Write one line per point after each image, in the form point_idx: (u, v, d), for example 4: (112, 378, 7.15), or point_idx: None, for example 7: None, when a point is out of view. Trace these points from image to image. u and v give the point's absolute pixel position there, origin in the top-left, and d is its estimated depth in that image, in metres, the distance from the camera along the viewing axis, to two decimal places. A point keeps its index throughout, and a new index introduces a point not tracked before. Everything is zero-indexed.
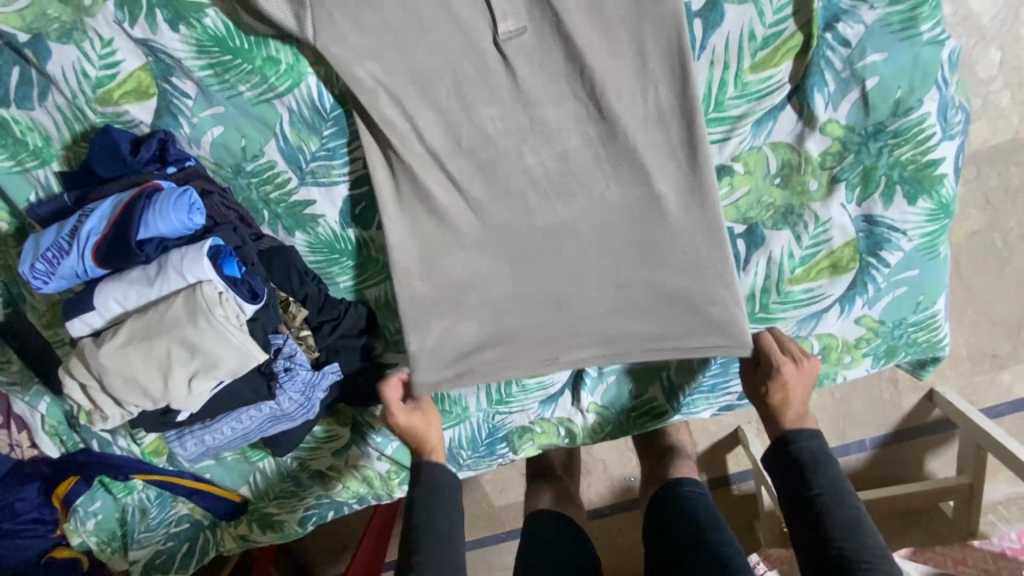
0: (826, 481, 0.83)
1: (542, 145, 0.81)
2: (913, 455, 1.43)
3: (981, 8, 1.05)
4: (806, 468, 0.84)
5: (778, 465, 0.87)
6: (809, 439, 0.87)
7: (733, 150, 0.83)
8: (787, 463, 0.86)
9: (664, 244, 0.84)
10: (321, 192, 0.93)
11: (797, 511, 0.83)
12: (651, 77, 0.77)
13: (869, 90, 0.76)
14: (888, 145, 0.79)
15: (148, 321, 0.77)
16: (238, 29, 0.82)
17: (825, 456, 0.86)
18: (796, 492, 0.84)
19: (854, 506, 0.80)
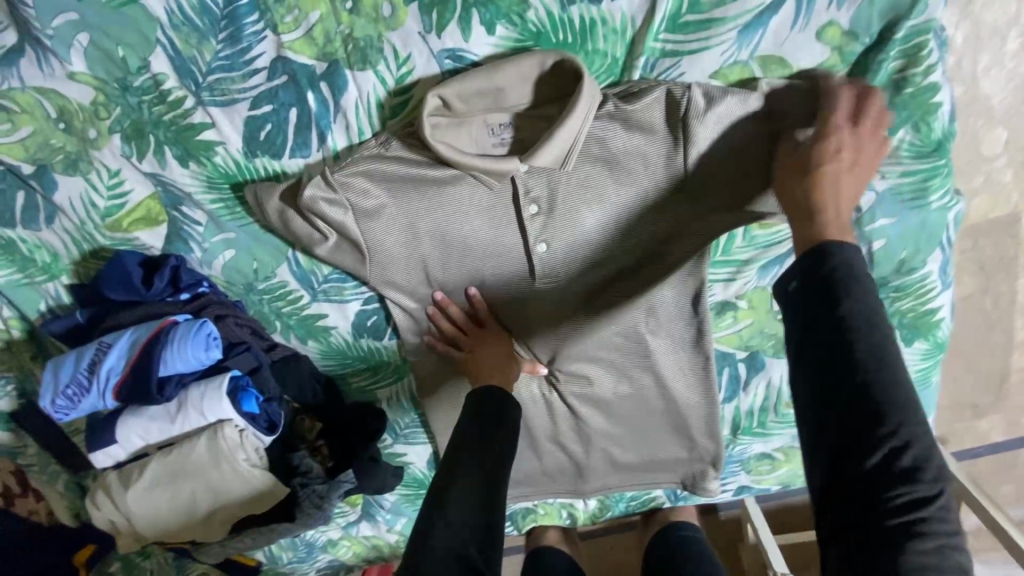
0: (872, 360, 0.49)
1: (565, 326, 0.89)
2: None
3: (992, 90, 0.90)
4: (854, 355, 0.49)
5: (810, 296, 0.52)
6: (861, 272, 0.52)
7: (738, 290, 0.86)
8: (815, 295, 0.52)
9: (663, 411, 0.96)
10: (333, 307, 0.94)
11: (830, 440, 0.50)
12: (664, 247, 0.81)
13: (875, 250, 0.79)
14: (889, 297, 0.83)
15: (173, 464, 0.83)
16: (249, 167, 0.81)
17: (893, 355, 0.50)
18: (836, 440, 0.49)
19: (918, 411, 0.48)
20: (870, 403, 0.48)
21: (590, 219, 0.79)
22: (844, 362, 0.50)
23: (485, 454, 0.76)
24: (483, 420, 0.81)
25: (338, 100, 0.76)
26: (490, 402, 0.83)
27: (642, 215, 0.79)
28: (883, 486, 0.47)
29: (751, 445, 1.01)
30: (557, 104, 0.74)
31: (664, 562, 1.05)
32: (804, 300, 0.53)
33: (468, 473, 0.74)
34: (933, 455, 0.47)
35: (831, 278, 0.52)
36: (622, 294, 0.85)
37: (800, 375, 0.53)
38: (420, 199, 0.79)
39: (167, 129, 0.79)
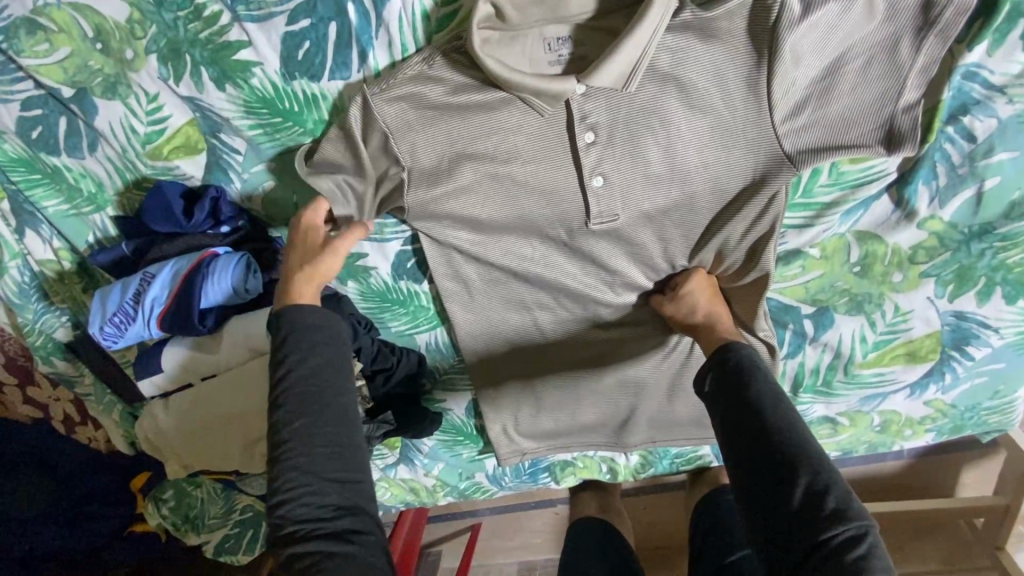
0: (785, 436, 0.68)
1: (618, 269, 0.83)
2: (948, 470, 1.33)
3: None
4: (760, 406, 0.70)
5: (721, 388, 0.75)
6: (749, 349, 0.76)
7: (813, 237, 0.76)
8: (729, 389, 0.73)
9: None
10: (373, 246, 0.91)
11: (752, 462, 0.68)
12: (735, 183, 0.73)
13: (986, 190, 0.69)
14: (992, 248, 0.73)
15: (217, 392, 0.84)
16: (287, 91, 0.76)
17: (797, 426, 0.69)
18: (756, 456, 0.68)
19: (824, 459, 0.66)
20: (792, 458, 0.66)
21: (654, 152, 0.71)
22: (763, 441, 0.68)
23: (346, 411, 0.68)
24: (315, 354, 0.69)
25: (379, 11, 0.69)
26: (309, 331, 0.70)
27: (712, 146, 0.70)
28: (820, 532, 0.62)
29: (814, 408, 0.92)
30: (622, 14, 0.67)
31: (706, 529, 1.00)
32: (721, 382, 0.75)
33: (315, 441, 0.65)
34: (851, 502, 0.63)
35: (729, 354, 0.76)
36: (682, 234, 0.78)
37: (728, 448, 0.71)
38: (464, 126, 0.72)
39: (203, 48, 0.75)
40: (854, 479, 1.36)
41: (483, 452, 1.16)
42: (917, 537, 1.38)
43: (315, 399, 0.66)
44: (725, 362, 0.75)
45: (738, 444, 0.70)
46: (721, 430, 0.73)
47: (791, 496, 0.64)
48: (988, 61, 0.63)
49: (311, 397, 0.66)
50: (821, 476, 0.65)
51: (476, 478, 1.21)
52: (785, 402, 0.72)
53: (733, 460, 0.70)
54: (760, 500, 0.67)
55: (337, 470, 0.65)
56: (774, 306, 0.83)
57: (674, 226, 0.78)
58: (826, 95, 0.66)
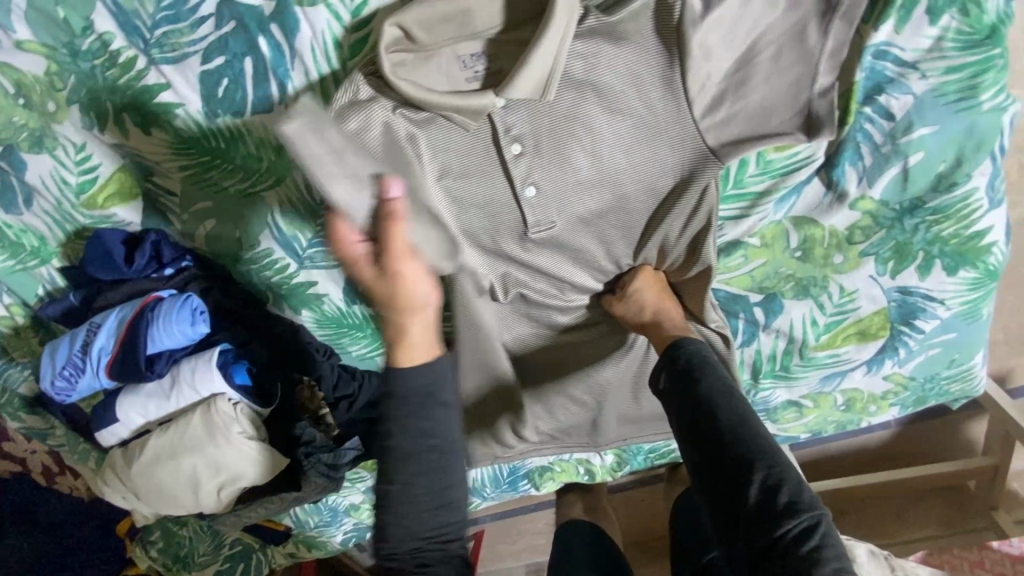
0: (737, 430, 0.68)
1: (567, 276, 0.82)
2: (936, 435, 1.36)
3: None
4: (712, 402, 0.71)
5: (675, 386, 0.75)
6: (696, 343, 0.77)
7: (750, 227, 0.77)
8: (682, 387, 0.73)
9: None
10: (322, 273, 0.90)
11: (709, 461, 0.68)
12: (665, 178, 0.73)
13: (911, 166, 0.68)
14: (925, 222, 0.72)
15: (169, 440, 0.80)
16: (211, 129, 0.76)
17: (748, 419, 0.69)
18: (712, 455, 0.68)
19: (777, 451, 0.67)
20: (746, 454, 0.66)
21: (583, 157, 0.71)
22: (716, 440, 0.68)
23: (432, 460, 0.60)
24: (431, 403, 0.60)
25: (291, 43, 0.69)
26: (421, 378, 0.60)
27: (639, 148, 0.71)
28: (777, 527, 0.63)
29: (775, 392, 0.92)
30: (532, 25, 0.67)
31: (684, 529, 1.00)
32: (674, 381, 0.75)
33: (417, 489, 0.60)
34: (804, 493, 0.64)
35: (677, 350, 0.76)
36: (622, 233, 0.78)
37: (686, 448, 0.71)
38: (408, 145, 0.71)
39: (123, 94, 0.75)
40: (845, 452, 1.40)
41: None
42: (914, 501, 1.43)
43: (426, 447, 0.60)
44: (676, 359, 0.76)
45: (695, 444, 0.70)
46: (677, 429, 0.73)
47: (747, 493, 0.65)
48: (897, 39, 0.63)
49: (409, 450, 0.60)
50: (774, 470, 0.65)
51: None
52: (736, 394, 0.72)
53: (691, 460, 0.71)
54: (719, 497, 0.67)
55: (412, 515, 0.61)
56: (722, 297, 0.84)
57: (614, 228, 0.78)
58: (742, 86, 0.66)
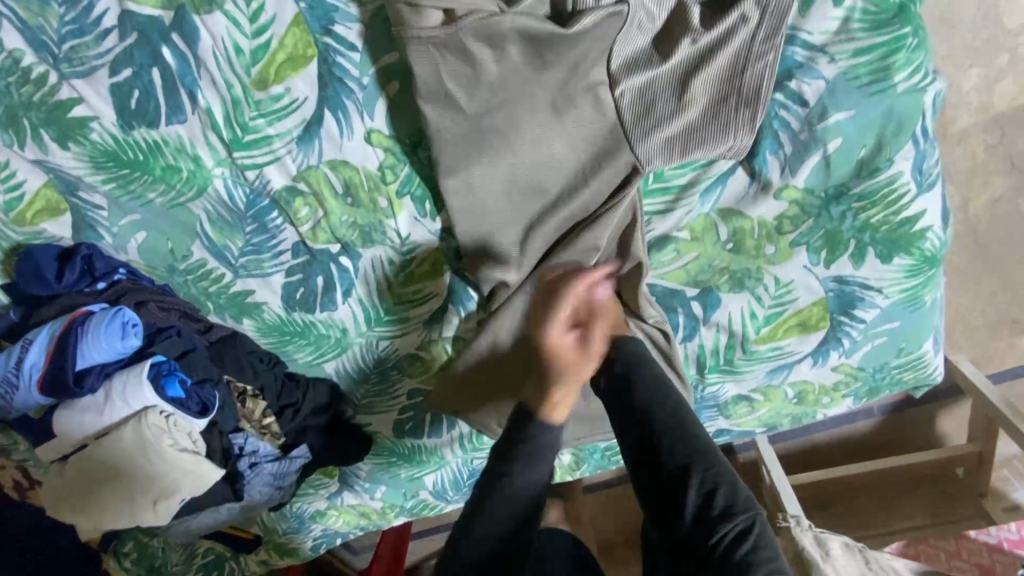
0: (674, 434, 0.67)
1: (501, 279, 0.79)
2: (922, 422, 1.33)
3: None
4: (648, 405, 0.69)
5: (612, 389, 0.73)
6: (633, 342, 0.75)
7: (678, 221, 0.74)
8: (619, 391, 0.72)
9: None
10: (257, 282, 0.89)
11: (647, 468, 0.67)
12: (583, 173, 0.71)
13: (831, 153, 0.66)
14: (851, 209, 0.70)
15: (103, 453, 0.81)
16: (128, 141, 0.75)
17: (685, 421, 0.67)
18: (649, 461, 0.67)
19: (714, 452, 0.65)
20: (682, 458, 0.65)
21: (496, 156, 0.69)
22: (653, 445, 0.67)
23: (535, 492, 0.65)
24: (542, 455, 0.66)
25: (196, 52, 0.69)
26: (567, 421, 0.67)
27: (545, 143, 0.69)
28: (713, 534, 0.61)
29: (722, 387, 0.90)
30: None
31: None
32: (612, 383, 0.73)
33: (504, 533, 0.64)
34: (739, 496, 0.63)
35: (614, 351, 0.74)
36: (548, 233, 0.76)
37: (626, 453, 0.70)
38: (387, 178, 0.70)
39: (39, 110, 0.74)
40: (831, 440, 1.37)
41: (418, 469, 1.14)
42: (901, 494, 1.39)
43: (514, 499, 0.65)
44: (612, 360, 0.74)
45: (633, 449, 0.68)
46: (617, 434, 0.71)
47: (684, 501, 0.63)
48: (802, 22, 0.63)
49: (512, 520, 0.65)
50: (710, 473, 0.64)
51: (421, 496, 1.19)
52: (674, 393, 0.71)
53: (631, 466, 0.69)
54: (659, 504, 0.66)
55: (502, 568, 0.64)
56: (659, 293, 0.81)
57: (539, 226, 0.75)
58: (647, 80, 0.66)
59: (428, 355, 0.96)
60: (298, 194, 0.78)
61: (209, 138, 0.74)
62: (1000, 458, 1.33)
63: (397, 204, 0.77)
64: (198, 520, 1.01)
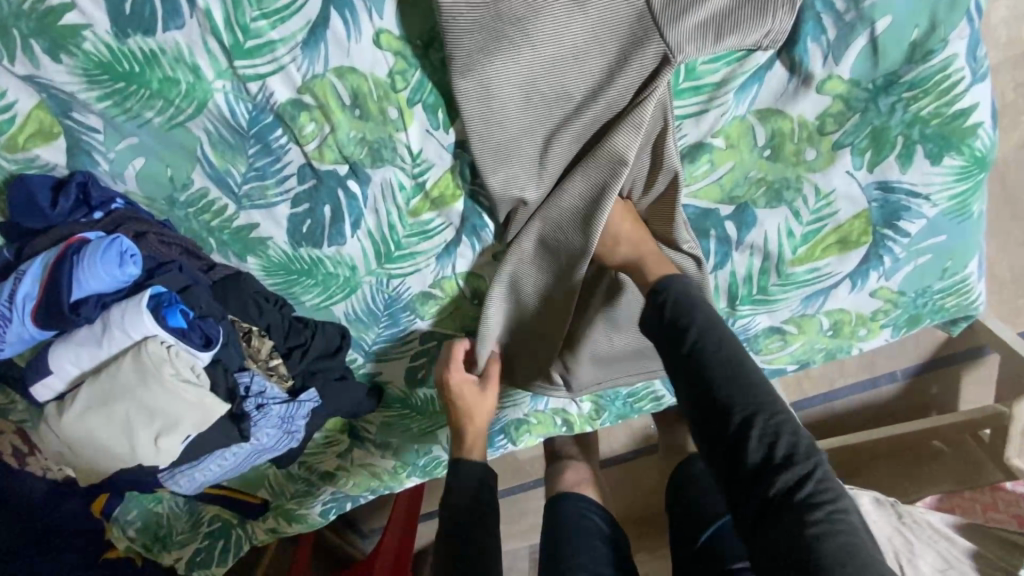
0: (730, 385, 0.61)
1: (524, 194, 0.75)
2: (947, 382, 1.26)
3: None
4: (701, 354, 0.64)
5: (663, 337, 0.68)
6: (684, 288, 0.70)
7: (712, 125, 0.69)
8: (669, 340, 0.67)
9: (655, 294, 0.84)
10: (262, 214, 0.85)
11: (702, 418, 0.63)
12: (610, 69, 0.67)
13: (879, 34, 0.62)
14: (902, 100, 0.65)
15: (102, 386, 0.77)
16: (123, 51, 0.71)
17: (740, 369, 0.62)
18: (704, 415, 0.62)
19: (774, 399, 0.60)
20: (739, 403, 0.60)
21: (515, 52, 0.65)
22: (706, 398, 0.62)
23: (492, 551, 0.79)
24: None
25: None
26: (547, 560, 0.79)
27: (563, 37, 0.64)
28: (774, 482, 0.57)
29: (753, 320, 0.85)
30: None
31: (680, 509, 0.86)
32: (661, 333, 0.69)
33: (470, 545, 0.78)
34: (801, 442, 0.58)
35: (664, 299, 0.70)
36: (573, 140, 0.72)
37: (680, 403, 0.66)
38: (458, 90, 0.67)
39: (28, 18, 0.69)
40: (853, 406, 1.30)
41: (432, 422, 1.10)
42: (924, 463, 1.32)
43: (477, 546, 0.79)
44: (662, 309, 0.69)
45: (687, 401, 0.64)
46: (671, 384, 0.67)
47: (742, 446, 0.59)
48: None
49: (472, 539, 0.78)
50: (770, 415, 0.59)
51: (435, 452, 1.15)
52: (730, 338, 0.66)
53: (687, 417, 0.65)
54: (714, 460, 0.62)
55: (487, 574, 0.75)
56: (691, 213, 0.76)
57: (563, 133, 0.71)
58: None
59: (442, 293, 0.91)
60: (304, 108, 0.73)
61: (210, 45, 0.70)
62: None
63: (408, 114, 0.73)
64: (202, 474, 0.94)
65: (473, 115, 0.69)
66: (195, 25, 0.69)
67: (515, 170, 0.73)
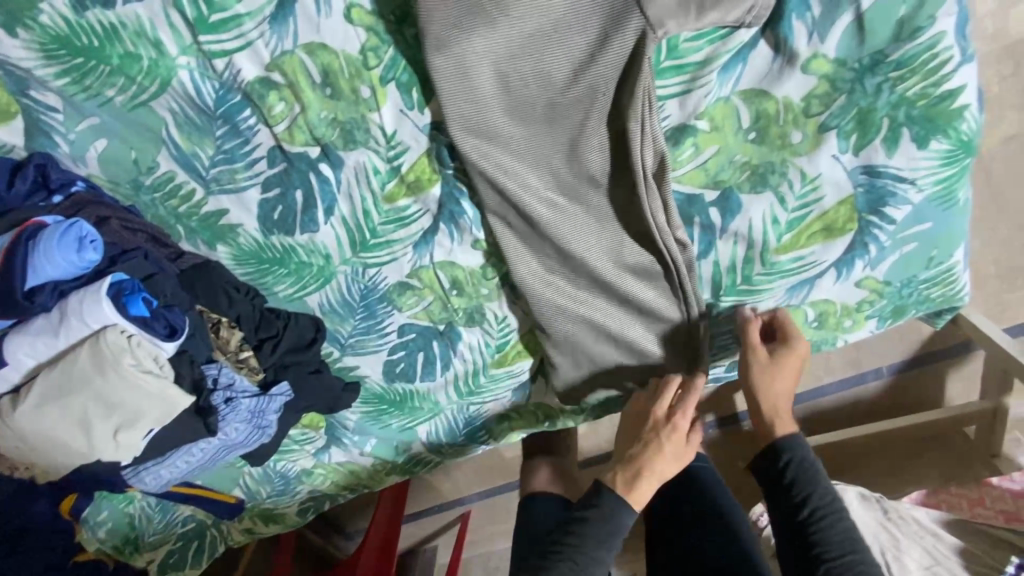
0: (820, 504, 0.80)
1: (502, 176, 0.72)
2: (933, 379, 1.25)
3: None
4: (797, 481, 0.82)
5: (769, 480, 0.85)
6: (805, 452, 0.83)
7: (697, 106, 0.68)
8: (771, 465, 0.84)
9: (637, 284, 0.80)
10: (231, 199, 0.81)
11: (786, 519, 0.82)
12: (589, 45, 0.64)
13: (864, 11, 0.60)
14: (888, 81, 0.63)
15: (57, 378, 0.72)
16: (82, 24, 0.67)
17: (827, 526, 0.79)
18: (791, 506, 0.81)
19: (854, 555, 0.77)
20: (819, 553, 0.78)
21: (492, 27, 0.62)
22: (794, 502, 0.81)
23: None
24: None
25: None
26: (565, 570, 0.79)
27: (541, 11, 0.62)
28: None
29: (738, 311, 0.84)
30: None
31: None
32: (764, 459, 0.86)
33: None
34: None
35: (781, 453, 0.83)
36: (552, 120, 0.69)
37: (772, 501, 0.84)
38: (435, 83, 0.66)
39: None
40: (838, 403, 1.29)
41: (412, 418, 1.07)
42: (911, 458, 1.33)
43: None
44: (777, 461, 0.83)
45: (775, 502, 0.83)
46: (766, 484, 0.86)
47: None
48: None
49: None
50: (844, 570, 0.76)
51: (414, 449, 1.12)
52: (830, 491, 0.81)
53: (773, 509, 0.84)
54: (790, 546, 0.81)
55: None
56: (676, 199, 0.74)
57: (542, 112, 0.68)
58: None
59: (420, 284, 0.88)
60: (273, 86, 0.71)
61: (173, 18, 0.67)
62: None
63: (381, 92, 0.70)
64: (166, 468, 0.91)
65: (449, 93, 0.66)
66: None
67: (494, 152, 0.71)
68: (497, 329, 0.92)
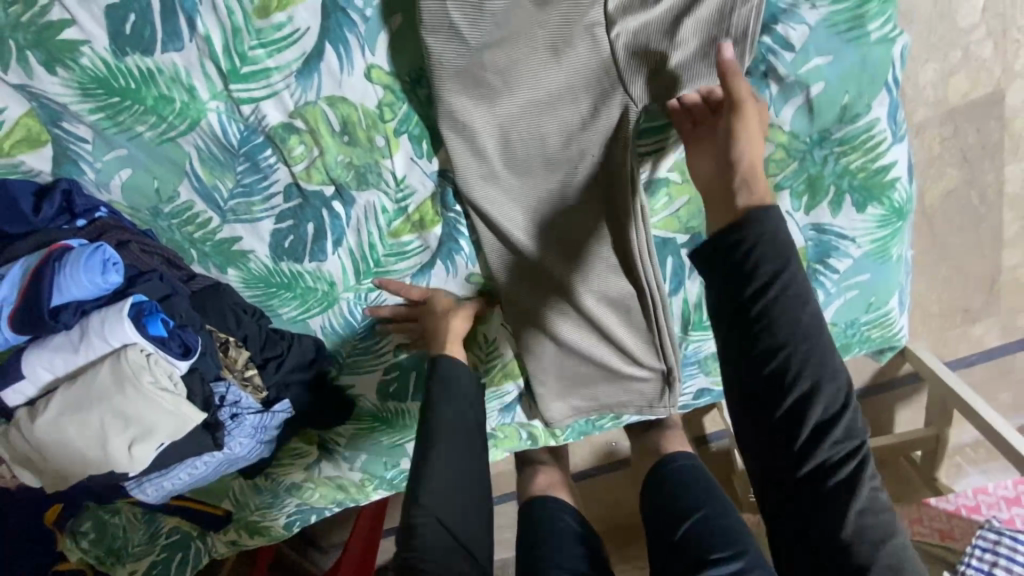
0: (793, 335, 0.59)
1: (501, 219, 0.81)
2: (884, 409, 1.36)
3: None
4: (775, 347, 0.59)
5: (735, 345, 0.61)
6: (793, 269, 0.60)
7: (671, 162, 0.78)
8: (741, 340, 0.60)
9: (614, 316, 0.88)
10: (246, 228, 0.88)
11: (745, 334, 0.60)
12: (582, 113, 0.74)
13: (813, 96, 0.71)
14: (833, 153, 0.75)
15: (79, 391, 0.77)
16: (121, 68, 0.74)
17: (810, 332, 0.59)
18: (752, 334, 0.60)
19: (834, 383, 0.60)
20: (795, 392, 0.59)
21: (500, 95, 0.72)
22: (762, 370, 0.60)
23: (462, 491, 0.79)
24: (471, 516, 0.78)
25: None
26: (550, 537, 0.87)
27: (541, 84, 0.71)
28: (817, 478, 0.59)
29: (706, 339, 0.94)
30: None
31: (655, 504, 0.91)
32: (727, 321, 0.61)
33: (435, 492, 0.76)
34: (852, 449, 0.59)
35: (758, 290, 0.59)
36: (547, 172, 0.78)
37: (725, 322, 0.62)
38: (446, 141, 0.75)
39: (26, 30, 0.71)
40: None
41: (401, 435, 1.13)
42: None
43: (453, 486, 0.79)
44: (750, 344, 0.60)
45: (730, 342, 0.62)
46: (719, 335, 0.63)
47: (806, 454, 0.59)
48: None
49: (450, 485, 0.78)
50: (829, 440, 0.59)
51: (402, 466, 1.18)
52: (812, 312, 0.60)
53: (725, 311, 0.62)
54: (748, 357, 0.61)
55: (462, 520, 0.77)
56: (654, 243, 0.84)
57: (539, 167, 0.78)
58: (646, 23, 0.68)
59: None
60: (295, 131, 0.78)
61: (207, 67, 0.73)
62: (957, 445, 1.38)
63: (393, 142, 0.78)
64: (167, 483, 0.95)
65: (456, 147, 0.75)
66: (194, 49, 0.72)
67: (493, 197, 0.80)
68: (486, 352, 1.00)
